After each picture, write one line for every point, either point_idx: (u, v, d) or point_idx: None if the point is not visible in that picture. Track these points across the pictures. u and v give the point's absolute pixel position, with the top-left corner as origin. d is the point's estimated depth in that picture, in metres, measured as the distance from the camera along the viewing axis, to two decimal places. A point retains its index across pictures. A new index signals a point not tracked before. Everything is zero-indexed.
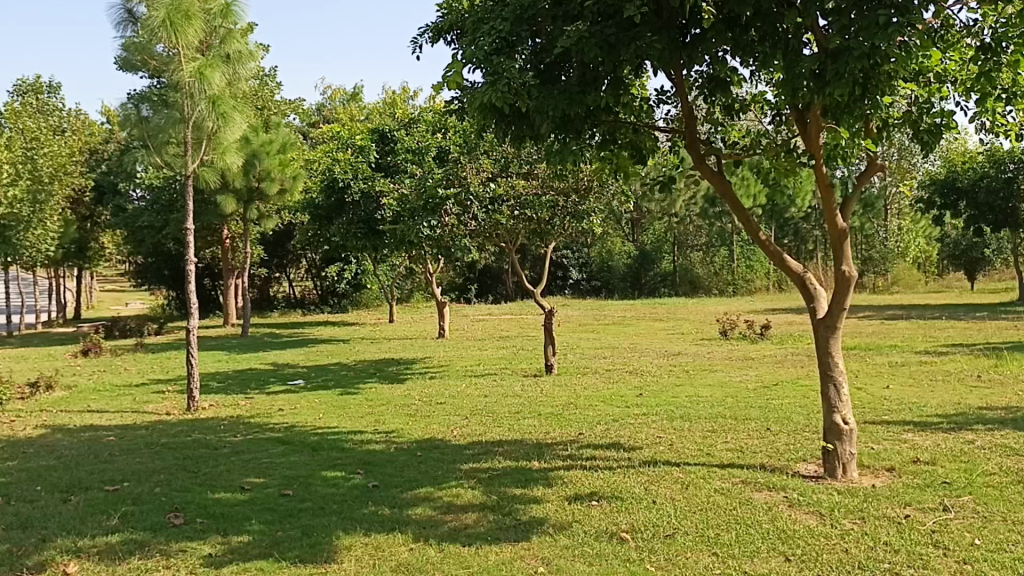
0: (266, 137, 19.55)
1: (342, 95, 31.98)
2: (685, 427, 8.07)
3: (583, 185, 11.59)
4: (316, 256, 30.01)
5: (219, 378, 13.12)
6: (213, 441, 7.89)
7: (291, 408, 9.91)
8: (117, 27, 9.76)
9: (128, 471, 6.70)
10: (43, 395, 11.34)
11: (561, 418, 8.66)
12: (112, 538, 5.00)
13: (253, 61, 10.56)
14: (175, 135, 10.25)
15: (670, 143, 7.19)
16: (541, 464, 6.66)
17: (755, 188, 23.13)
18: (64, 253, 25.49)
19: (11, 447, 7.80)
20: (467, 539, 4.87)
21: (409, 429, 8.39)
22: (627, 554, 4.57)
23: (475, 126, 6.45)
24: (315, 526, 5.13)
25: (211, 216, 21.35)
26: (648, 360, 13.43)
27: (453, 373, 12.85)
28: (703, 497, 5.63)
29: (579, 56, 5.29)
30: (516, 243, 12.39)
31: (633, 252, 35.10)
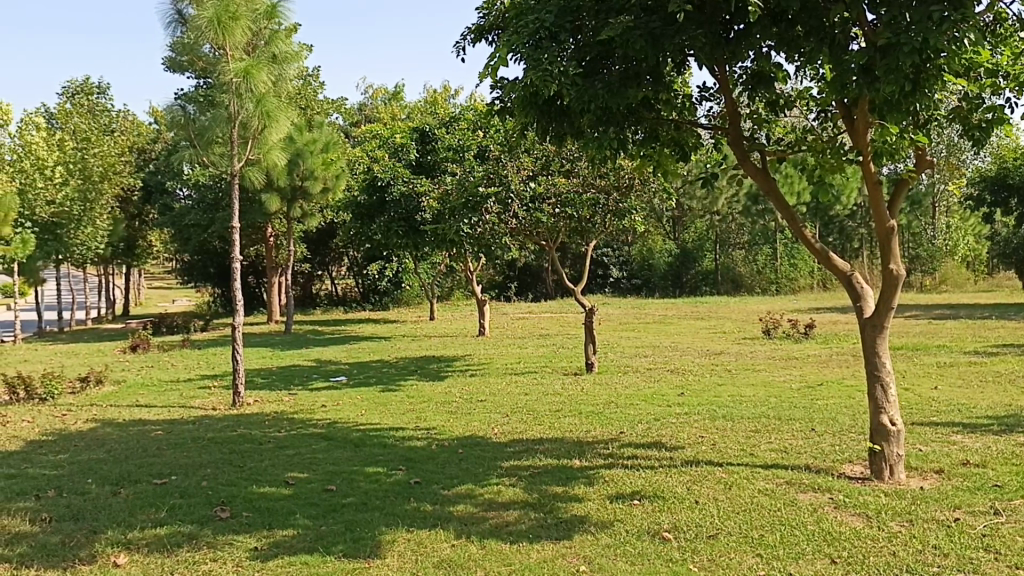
0: (310, 136, 19.78)
1: (383, 94, 32.20)
2: (728, 426, 8.00)
3: (624, 183, 11.54)
4: (358, 254, 30.26)
5: (263, 374, 13.31)
6: (257, 437, 8.00)
7: (334, 405, 10.02)
8: (167, 28, 9.91)
9: (176, 465, 6.82)
10: (93, 390, 11.60)
11: (601, 417, 8.65)
12: (160, 531, 5.09)
13: (297, 61, 10.64)
14: (221, 135, 10.40)
15: (713, 140, 7.12)
16: (582, 463, 6.65)
17: (799, 185, 22.83)
18: (112, 251, 26.02)
19: (63, 441, 7.99)
20: (509, 537, 4.88)
21: (450, 426, 8.44)
22: (669, 555, 4.54)
23: (517, 124, 6.43)
24: (357, 522, 5.17)
25: (255, 215, 21.65)
26: (689, 359, 13.35)
27: (494, 371, 12.88)
28: (747, 498, 5.57)
29: (622, 51, 5.25)
30: (556, 241, 12.36)
31: (674, 250, 34.91)
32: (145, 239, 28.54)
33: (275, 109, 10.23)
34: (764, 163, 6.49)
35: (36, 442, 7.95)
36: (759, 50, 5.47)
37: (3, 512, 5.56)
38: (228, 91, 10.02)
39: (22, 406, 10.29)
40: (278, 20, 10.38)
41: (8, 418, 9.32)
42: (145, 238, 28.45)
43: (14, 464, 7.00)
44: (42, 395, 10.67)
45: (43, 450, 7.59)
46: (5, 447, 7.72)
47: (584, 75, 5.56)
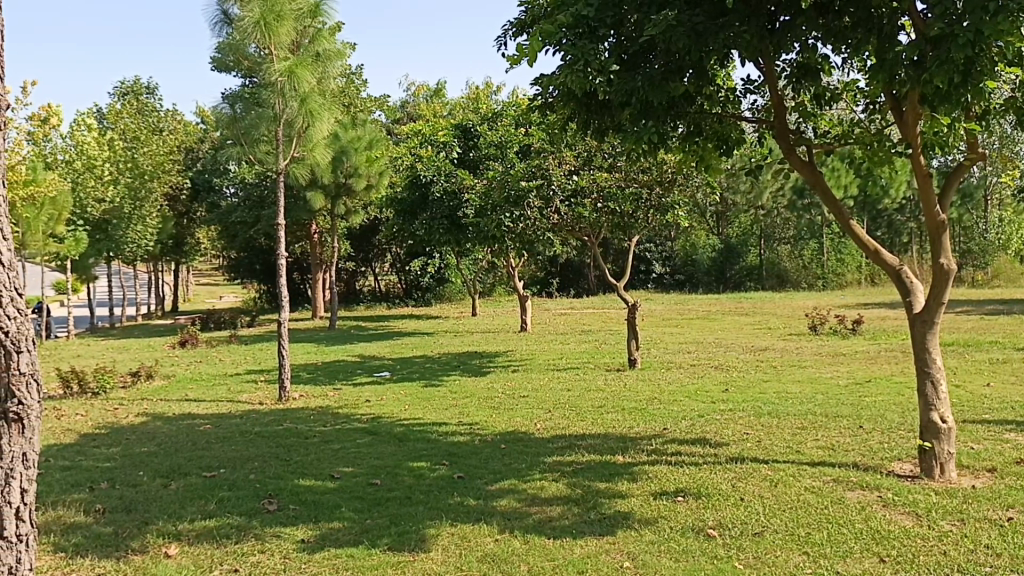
0: (354, 133, 19.97)
1: (424, 91, 32.35)
2: (774, 423, 7.91)
3: (667, 178, 11.42)
4: (400, 251, 30.46)
5: (309, 369, 13.47)
6: (304, 431, 8.10)
7: (378, 400, 10.12)
8: (213, 29, 10.07)
9: (225, 458, 6.94)
10: (144, 383, 11.86)
11: (645, 413, 8.61)
12: (210, 522, 5.18)
13: (341, 60, 10.77)
14: (266, 133, 10.56)
15: (757, 133, 7.05)
16: (625, 459, 6.62)
17: (846, 179, 22.48)
18: (161, 248, 26.51)
19: (115, 434, 8.18)
20: (552, 532, 4.88)
21: (493, 421, 8.47)
22: (714, 551, 4.51)
23: (559, 120, 6.42)
24: (402, 516, 5.21)
25: (300, 212, 21.93)
26: (734, 355, 13.22)
27: (536, 367, 12.89)
28: (793, 495, 5.51)
29: (666, 45, 5.19)
30: (599, 237, 12.31)
31: (718, 245, 34.66)
32: (194, 236, 29.01)
33: (319, 107, 10.35)
34: (809, 156, 6.39)
35: (89, 435, 8.14)
36: (804, 42, 5.39)
37: (57, 502, 5.71)
38: (273, 90, 10.16)
39: (76, 400, 10.54)
40: (322, 19, 10.48)
41: (63, 411, 9.55)
42: (193, 235, 28.97)
43: (68, 456, 7.18)
44: (95, 389, 10.91)
45: (96, 443, 7.76)
46: (60, 440, 7.92)
47: (625, 70, 5.53)
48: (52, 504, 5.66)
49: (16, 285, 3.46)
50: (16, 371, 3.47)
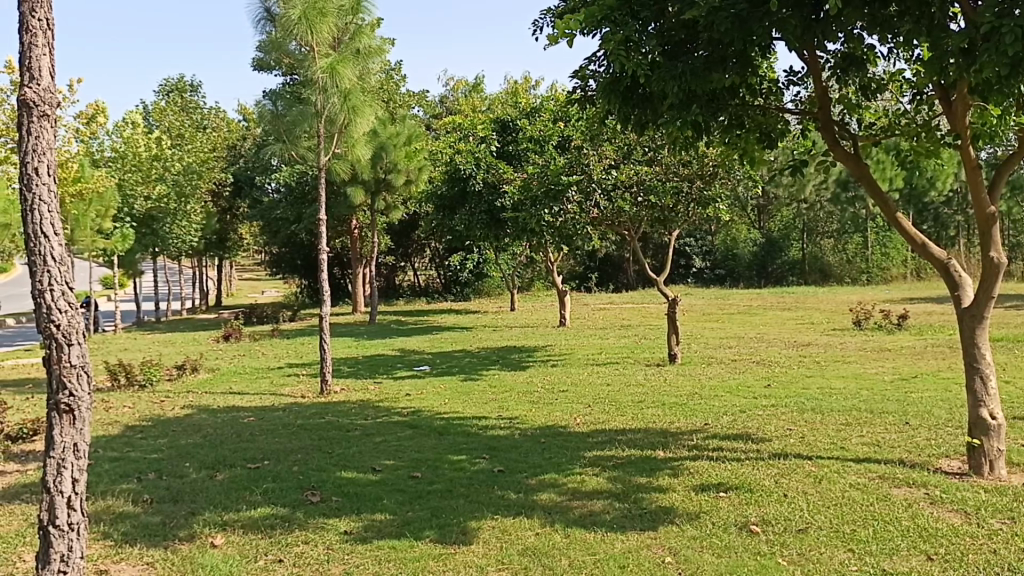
0: (393, 129, 20.12)
1: (463, 86, 32.24)
2: (817, 419, 7.80)
3: (709, 172, 11.25)
4: (439, 246, 30.61)
5: (350, 363, 13.60)
6: (345, 424, 8.18)
7: (419, 393, 10.19)
8: (256, 27, 10.20)
9: (268, 450, 7.03)
10: (189, 376, 12.08)
11: (685, 408, 8.53)
12: (254, 513, 5.26)
13: (381, 56, 10.84)
14: (309, 129, 10.67)
15: (800, 125, 6.96)
16: (666, 454, 6.60)
17: (892, 172, 22.04)
18: (205, 244, 26.92)
19: (162, 426, 8.33)
20: (593, 526, 4.88)
21: (533, 415, 8.47)
22: (757, 548, 4.47)
23: (599, 113, 6.39)
24: (443, 508, 5.24)
25: (340, 208, 22.12)
26: (776, 350, 13.08)
27: (575, 361, 12.88)
28: (838, 492, 5.45)
29: (708, 35, 5.15)
30: (639, 232, 12.28)
31: (760, 239, 34.23)
32: (236, 232, 29.35)
33: (361, 104, 10.43)
34: (853, 148, 6.28)
35: (136, 427, 8.30)
36: (849, 31, 5.31)
37: (106, 492, 5.84)
38: (315, 87, 10.27)
39: (123, 392, 10.75)
40: (362, 16, 10.53)
41: (111, 403, 9.76)
42: (237, 231, 29.36)
43: (116, 447, 7.33)
44: (141, 381, 11.13)
45: (143, 434, 7.92)
46: (108, 431, 8.09)
47: (666, 61, 5.47)
48: (102, 494, 5.79)
49: (68, 280, 3.65)
50: (68, 364, 3.61)
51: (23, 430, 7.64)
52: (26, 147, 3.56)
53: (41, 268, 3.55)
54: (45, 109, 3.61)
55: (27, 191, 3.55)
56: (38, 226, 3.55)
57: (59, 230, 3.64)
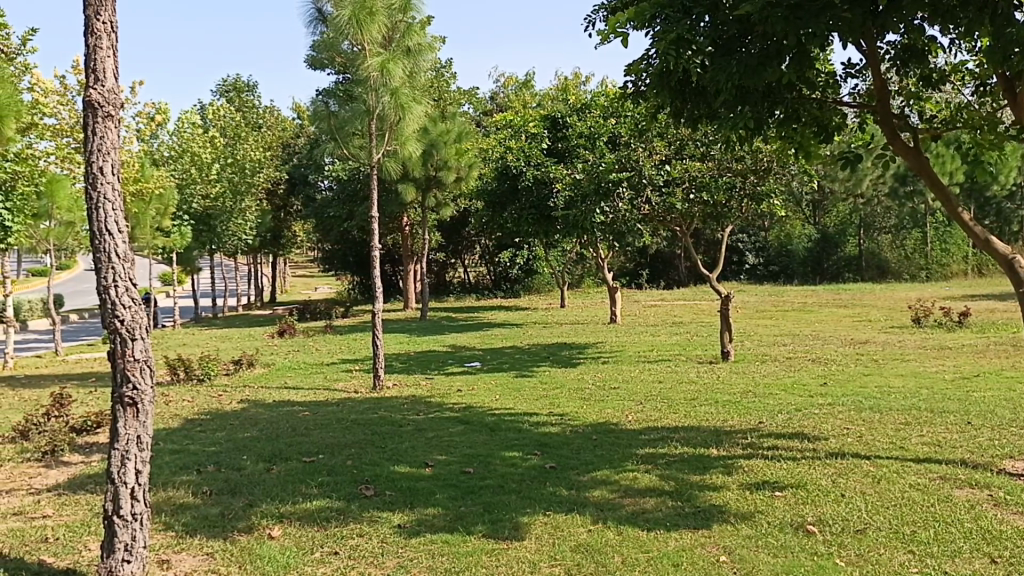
0: (444, 126, 20.25)
1: (513, 83, 32.17)
2: (875, 418, 7.66)
3: (762, 167, 11.12)
4: (489, 242, 30.70)
5: (402, 359, 13.70)
6: (398, 419, 8.25)
7: (470, 389, 10.23)
8: (309, 27, 10.33)
9: (323, 445, 7.11)
10: (246, 371, 12.29)
11: (739, 406, 8.44)
12: (310, 505, 5.35)
13: (431, 53, 10.88)
14: (361, 128, 10.81)
15: (859, 119, 6.84)
16: (720, 452, 6.53)
17: (953, 165, 21.44)
18: (260, 241, 27.37)
19: (220, 419, 8.50)
20: (646, 523, 4.86)
21: (584, 412, 8.44)
22: (814, 548, 4.40)
23: (651, 107, 6.33)
24: (497, 504, 5.26)
25: (392, 205, 22.31)
26: (832, 348, 12.82)
27: (627, 358, 12.79)
28: (897, 492, 5.34)
29: (762, 28, 5.04)
30: (690, 228, 12.13)
31: (815, 235, 33.63)
32: (290, 230, 29.80)
33: (411, 101, 10.49)
34: (913, 141, 6.12)
35: (196, 420, 8.48)
36: (909, 22, 5.20)
37: (168, 484, 5.97)
38: (367, 87, 10.38)
39: (182, 386, 10.97)
40: (413, 14, 10.55)
41: (170, 397, 9.99)
42: (290, 229, 29.77)
43: (177, 440, 7.49)
44: (200, 375, 11.34)
45: (201, 428, 8.08)
46: (168, 424, 8.27)
47: (721, 55, 5.38)
48: (164, 485, 5.93)
49: (131, 277, 3.77)
50: (132, 358, 3.74)
51: (87, 423, 7.79)
52: (91, 147, 3.68)
53: (106, 265, 3.67)
54: (110, 110, 3.71)
55: (93, 189, 3.67)
56: (103, 224, 3.67)
57: (123, 227, 3.75)
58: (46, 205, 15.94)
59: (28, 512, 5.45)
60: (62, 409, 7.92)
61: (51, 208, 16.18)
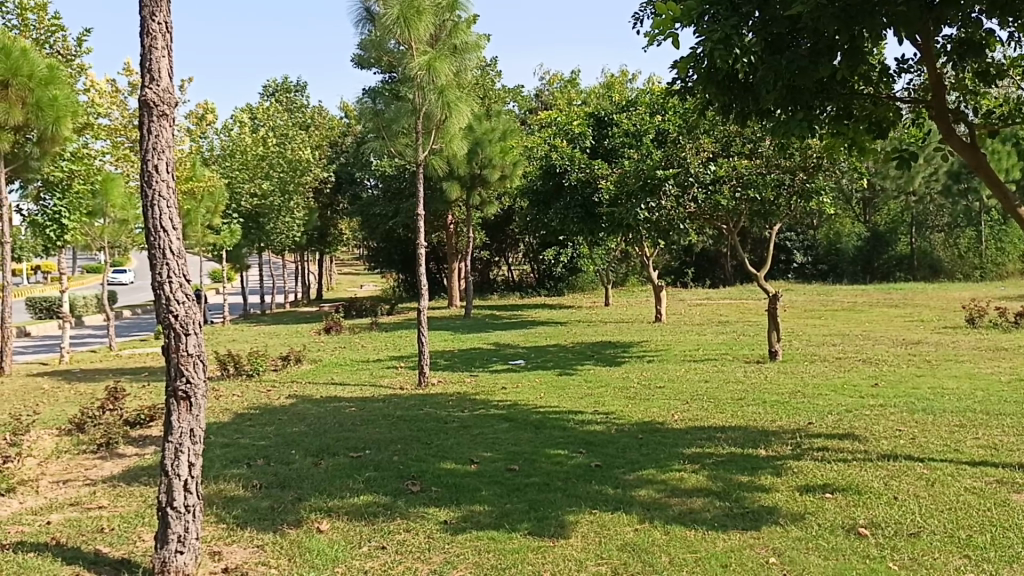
0: (488, 125, 20.32)
1: (558, 81, 32.04)
2: (929, 420, 7.51)
3: (812, 164, 10.93)
4: (534, 241, 30.67)
5: (446, 356, 13.78)
6: (443, 416, 8.30)
7: (514, 387, 10.27)
8: (356, 27, 10.43)
9: (369, 440, 7.18)
10: (293, 367, 12.46)
11: (788, 406, 8.34)
12: (358, 500, 5.40)
13: (476, 52, 10.89)
14: (407, 127, 10.86)
15: (913, 114, 6.69)
16: (768, 452, 6.46)
17: (1010, 162, 20.88)
18: (306, 238, 27.71)
19: (269, 414, 8.63)
20: (693, 524, 4.81)
21: (629, 411, 8.41)
22: (866, 551, 4.33)
23: (698, 105, 6.26)
24: (542, 501, 5.26)
25: (437, 203, 22.39)
26: (883, 349, 12.60)
27: (672, 357, 12.71)
28: (951, 495, 5.22)
29: (814, 24, 4.95)
30: (737, 226, 12.01)
31: (865, 233, 33.05)
32: (337, 227, 30.17)
33: (457, 100, 10.53)
34: (970, 137, 5.94)
35: (245, 414, 8.63)
36: (965, 14, 5.07)
37: (219, 477, 6.07)
38: (413, 85, 10.45)
39: (232, 381, 11.18)
40: (459, 12, 10.58)
41: (221, 392, 10.16)
42: (337, 227, 30.17)
43: (227, 434, 7.62)
44: (249, 370, 11.53)
45: (251, 422, 8.21)
46: (219, 418, 8.43)
47: (770, 52, 5.30)
48: (215, 478, 6.02)
49: (185, 273, 3.85)
50: (185, 353, 3.82)
51: (141, 416, 7.96)
52: (146, 145, 3.76)
53: (161, 261, 3.76)
54: (164, 110, 3.78)
55: (149, 186, 3.75)
56: (158, 221, 3.76)
57: (178, 224, 3.83)
58: (100, 203, 16.31)
59: (84, 503, 5.58)
60: (117, 403, 8.10)
61: (106, 206, 16.55)
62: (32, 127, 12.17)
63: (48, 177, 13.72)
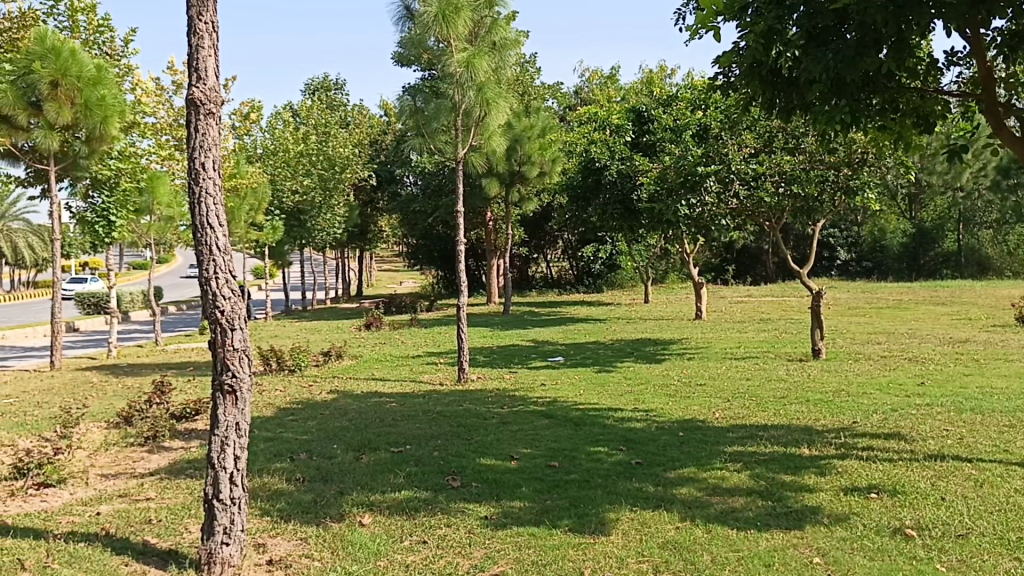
0: (528, 122, 20.31)
1: (598, 77, 31.97)
2: (977, 420, 7.35)
3: (857, 159, 10.72)
4: (573, 237, 30.62)
5: (486, 353, 13.82)
6: (483, 412, 8.33)
7: (554, 383, 10.27)
8: (397, 24, 10.51)
9: (410, 436, 7.23)
10: (334, 362, 12.60)
11: (832, 406, 8.21)
12: (399, 495, 5.44)
13: (516, 49, 10.88)
14: (446, 123, 10.87)
15: (963, 107, 6.55)
16: (812, 452, 6.38)
17: None
18: (347, 235, 27.96)
19: (311, 409, 8.74)
20: (736, 523, 4.78)
21: (670, 408, 8.36)
22: (912, 552, 4.26)
23: (742, 101, 6.20)
24: (582, 498, 5.26)
25: (476, 200, 22.44)
26: (930, 347, 12.37)
27: (713, 355, 12.60)
28: (1001, 497, 5.12)
29: (859, 16, 4.88)
30: (780, 222, 11.85)
31: (910, 230, 32.41)
32: (377, 224, 30.40)
33: (496, 96, 10.54)
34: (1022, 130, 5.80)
35: (288, 409, 8.74)
36: (1016, 7, 4.95)
37: (263, 470, 6.16)
38: (453, 82, 10.49)
39: (274, 376, 11.34)
40: (498, 9, 10.58)
41: (264, 386, 10.31)
42: (377, 224, 30.40)
43: (270, 428, 7.73)
44: (291, 365, 11.66)
45: (293, 417, 8.31)
46: (262, 412, 8.55)
47: (815, 45, 5.23)
48: (259, 472, 6.11)
49: (231, 269, 3.91)
50: (231, 347, 3.88)
51: (186, 410, 8.10)
52: (194, 143, 3.83)
53: (208, 257, 3.82)
54: (211, 108, 3.84)
55: (195, 184, 3.82)
56: (205, 218, 3.82)
57: (224, 222, 3.90)
58: (147, 201, 16.60)
59: (133, 494, 5.70)
60: (163, 396, 8.25)
61: (152, 204, 16.80)
62: (81, 126, 12.43)
63: (96, 175, 14.02)
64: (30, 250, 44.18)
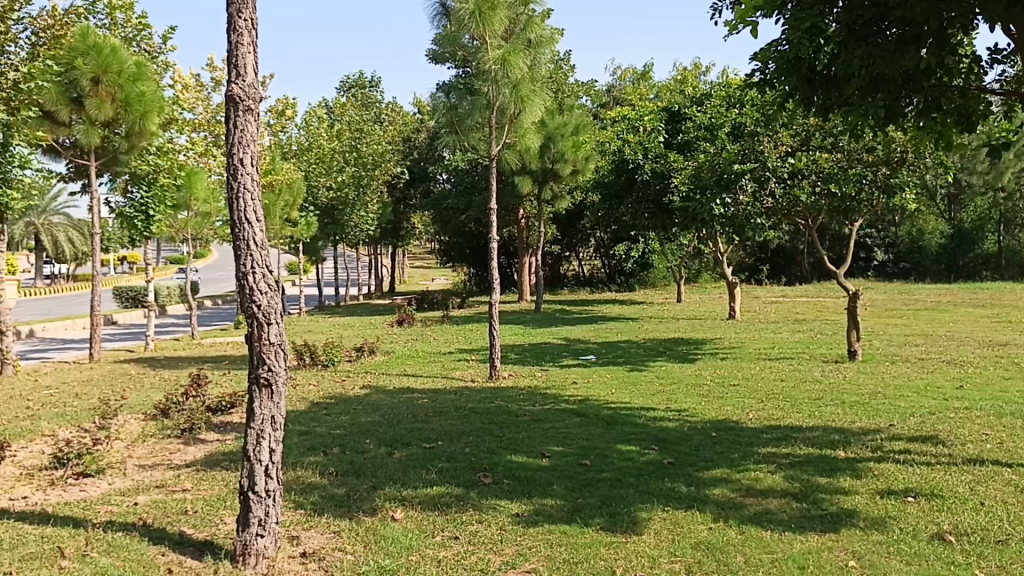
0: (561, 119, 20.24)
1: (631, 75, 31.84)
2: (1017, 425, 7.21)
3: (896, 158, 10.55)
4: (605, 235, 30.54)
5: (518, 350, 13.83)
6: (513, 409, 8.33)
7: (585, 382, 10.25)
8: (432, 21, 10.54)
9: (442, 432, 7.26)
10: (367, 358, 12.69)
11: (868, 408, 8.11)
12: (431, 490, 5.46)
13: (551, 46, 10.88)
14: (480, 120, 10.88)
15: (1005, 106, 6.44)
16: (847, 454, 6.31)
17: None
18: (380, 232, 28.12)
19: (344, 403, 8.80)
20: (770, 524, 4.74)
21: (703, 408, 8.31)
22: (950, 557, 4.21)
23: (779, 100, 6.12)
24: (613, 497, 5.24)
25: (508, 198, 22.47)
26: (968, 350, 12.16)
27: (746, 355, 12.50)
28: None
29: (901, 11, 4.78)
30: (816, 222, 11.72)
31: (949, 230, 32.13)
32: (410, 221, 30.53)
33: (531, 93, 10.53)
34: None
35: (321, 403, 8.81)
36: None
37: (296, 464, 6.21)
38: (488, 79, 10.52)
39: (307, 370, 11.43)
40: (533, 6, 10.55)
41: (298, 381, 10.40)
42: (409, 221, 30.50)
43: (304, 422, 7.79)
44: (324, 360, 11.75)
45: (326, 411, 8.37)
46: (296, 407, 8.63)
47: (854, 39, 5.15)
48: (293, 465, 6.16)
49: (268, 264, 3.95)
50: (267, 341, 3.92)
51: (222, 403, 8.20)
52: (233, 139, 3.87)
53: (245, 252, 3.87)
54: (249, 104, 3.89)
55: (234, 179, 3.87)
56: (243, 214, 3.87)
57: (261, 218, 3.94)
58: (184, 196, 16.83)
59: (169, 485, 5.78)
60: (199, 390, 8.36)
61: (189, 199, 16.99)
62: (121, 122, 12.65)
63: (135, 171, 14.17)
64: (71, 244, 45.02)
